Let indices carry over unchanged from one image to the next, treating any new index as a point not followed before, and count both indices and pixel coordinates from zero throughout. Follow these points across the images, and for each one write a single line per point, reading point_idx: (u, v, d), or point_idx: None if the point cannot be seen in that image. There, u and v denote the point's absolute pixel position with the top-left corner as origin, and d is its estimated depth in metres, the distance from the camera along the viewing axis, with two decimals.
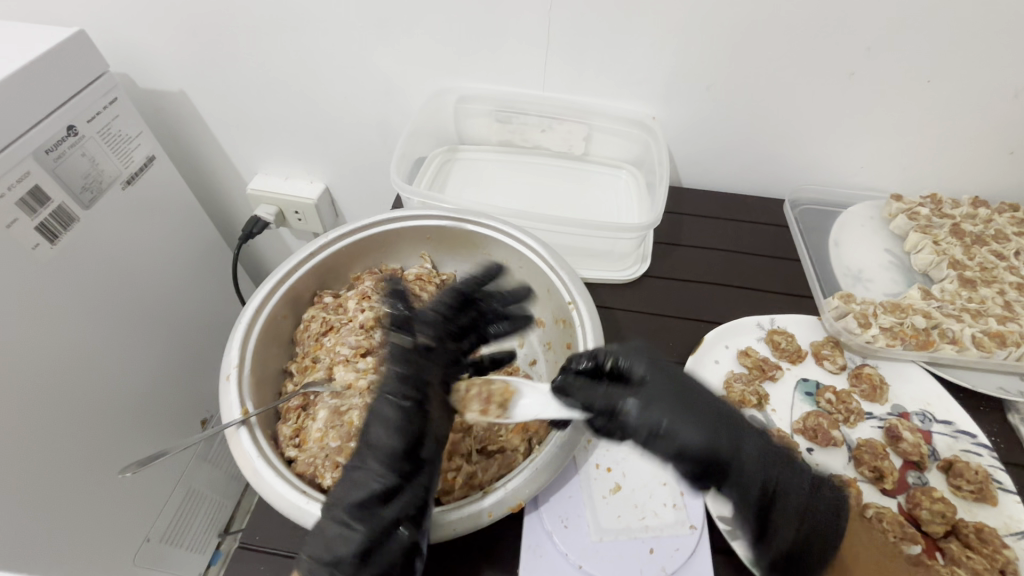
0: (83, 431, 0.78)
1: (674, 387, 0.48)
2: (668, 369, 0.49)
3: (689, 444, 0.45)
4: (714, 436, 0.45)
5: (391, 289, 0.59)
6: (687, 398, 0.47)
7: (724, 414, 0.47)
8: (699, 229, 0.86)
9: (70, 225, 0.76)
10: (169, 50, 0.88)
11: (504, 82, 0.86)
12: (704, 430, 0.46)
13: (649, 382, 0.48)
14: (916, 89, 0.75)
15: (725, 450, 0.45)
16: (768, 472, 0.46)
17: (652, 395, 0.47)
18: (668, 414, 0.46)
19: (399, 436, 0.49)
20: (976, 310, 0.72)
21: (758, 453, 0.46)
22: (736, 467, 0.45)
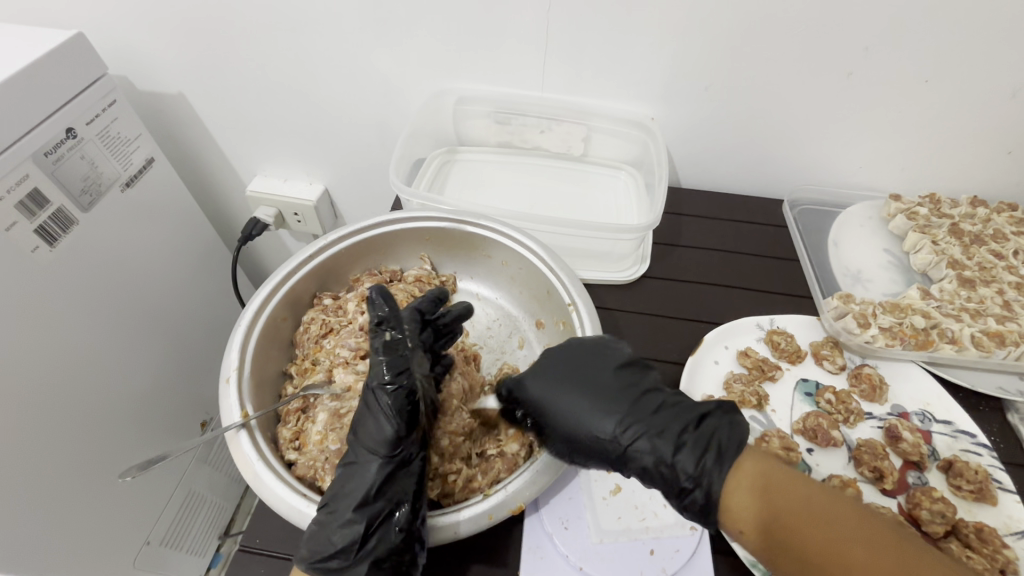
0: (83, 434, 0.78)
1: (563, 385, 0.54)
2: (556, 364, 0.56)
3: (578, 435, 0.51)
4: (597, 420, 0.51)
5: (377, 293, 0.54)
6: (583, 388, 0.53)
7: (611, 394, 0.52)
8: (698, 229, 0.86)
9: (70, 228, 0.76)
10: (168, 53, 0.88)
11: (502, 83, 0.87)
12: (590, 414, 0.52)
13: (543, 387, 0.54)
14: (914, 89, 0.75)
15: (609, 428, 0.50)
16: (651, 437, 0.49)
17: (547, 396, 0.54)
18: (564, 408, 0.53)
19: (392, 425, 0.49)
20: (974, 309, 0.72)
21: (634, 419, 0.50)
22: (617, 446, 0.50)
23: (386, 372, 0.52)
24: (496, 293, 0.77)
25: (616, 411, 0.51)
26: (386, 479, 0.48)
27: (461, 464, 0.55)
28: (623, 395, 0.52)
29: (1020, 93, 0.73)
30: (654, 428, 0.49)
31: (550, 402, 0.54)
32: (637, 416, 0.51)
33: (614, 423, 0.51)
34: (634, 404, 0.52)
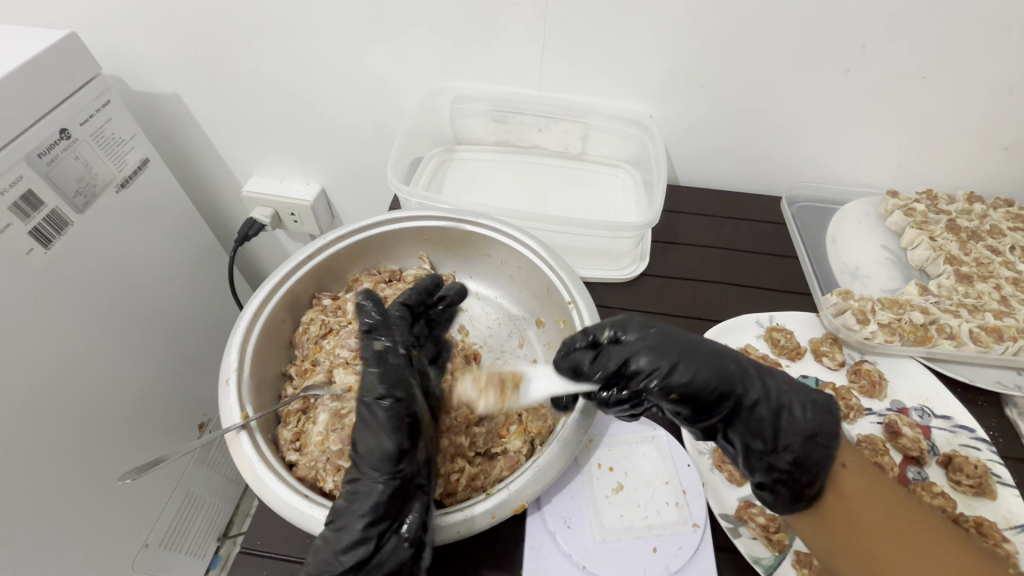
0: (80, 436, 0.78)
1: (671, 333, 0.52)
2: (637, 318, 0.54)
3: (700, 372, 0.49)
4: (712, 366, 0.49)
5: (367, 298, 0.58)
6: (676, 337, 0.51)
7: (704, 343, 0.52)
8: (697, 227, 0.86)
9: (64, 229, 0.75)
10: (163, 54, 0.88)
11: (499, 82, 0.86)
12: (703, 357, 0.50)
13: (640, 333, 0.52)
14: (911, 85, 0.75)
15: (729, 374, 0.49)
16: (755, 381, 0.50)
17: (649, 338, 0.51)
18: (675, 350, 0.50)
19: (392, 440, 0.47)
20: (972, 305, 0.73)
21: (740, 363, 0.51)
22: (735, 390, 0.49)
23: (378, 385, 0.51)
24: (496, 292, 0.77)
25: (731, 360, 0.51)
26: (392, 496, 0.46)
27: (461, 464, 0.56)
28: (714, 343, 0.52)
29: (1016, 89, 0.73)
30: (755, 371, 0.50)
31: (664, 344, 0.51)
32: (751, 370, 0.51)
33: (729, 364, 0.50)
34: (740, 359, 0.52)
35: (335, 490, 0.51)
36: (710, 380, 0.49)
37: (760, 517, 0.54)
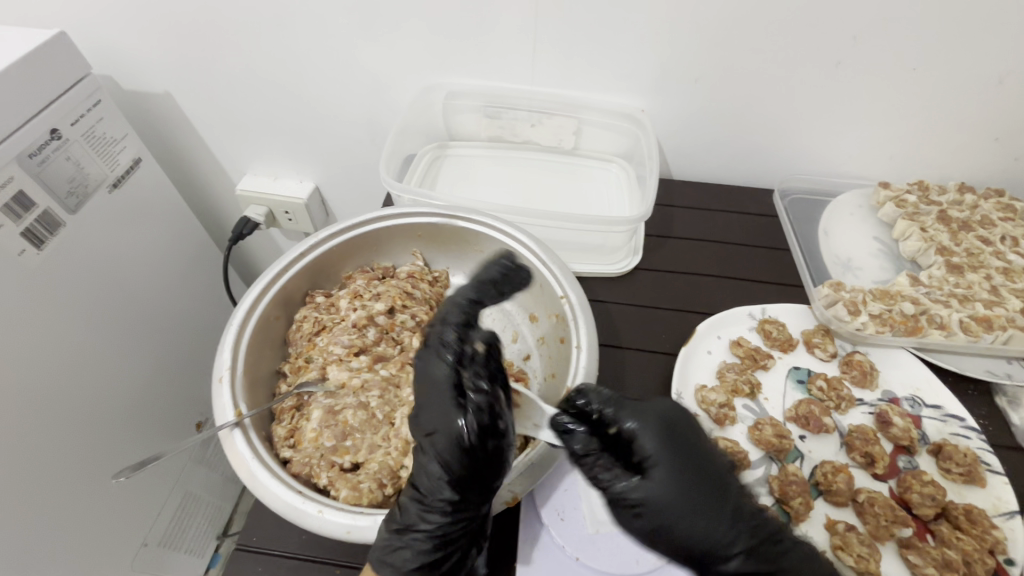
0: (77, 436, 0.78)
1: (684, 467, 0.46)
2: (667, 425, 0.48)
3: (685, 528, 0.44)
4: (712, 518, 0.44)
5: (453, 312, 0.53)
6: (694, 473, 0.46)
7: (720, 483, 0.46)
8: (690, 220, 0.86)
9: (57, 230, 0.75)
10: (153, 53, 0.87)
11: (491, 77, 0.86)
12: (705, 512, 0.44)
13: (655, 448, 0.47)
14: (902, 77, 0.75)
15: (717, 546, 0.44)
16: (755, 547, 0.44)
17: (659, 460, 0.46)
18: (674, 493, 0.45)
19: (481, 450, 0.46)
20: (963, 295, 0.73)
21: (757, 529, 0.44)
22: (724, 556, 0.43)
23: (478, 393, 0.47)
24: None
25: (739, 524, 0.44)
26: (459, 495, 0.47)
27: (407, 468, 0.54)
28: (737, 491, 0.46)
29: (1006, 79, 0.74)
30: (763, 537, 0.44)
31: (661, 479, 0.45)
32: (760, 540, 0.44)
33: (731, 527, 0.44)
34: (756, 520, 0.45)
35: (330, 485, 0.52)
36: (690, 536, 0.44)
37: None
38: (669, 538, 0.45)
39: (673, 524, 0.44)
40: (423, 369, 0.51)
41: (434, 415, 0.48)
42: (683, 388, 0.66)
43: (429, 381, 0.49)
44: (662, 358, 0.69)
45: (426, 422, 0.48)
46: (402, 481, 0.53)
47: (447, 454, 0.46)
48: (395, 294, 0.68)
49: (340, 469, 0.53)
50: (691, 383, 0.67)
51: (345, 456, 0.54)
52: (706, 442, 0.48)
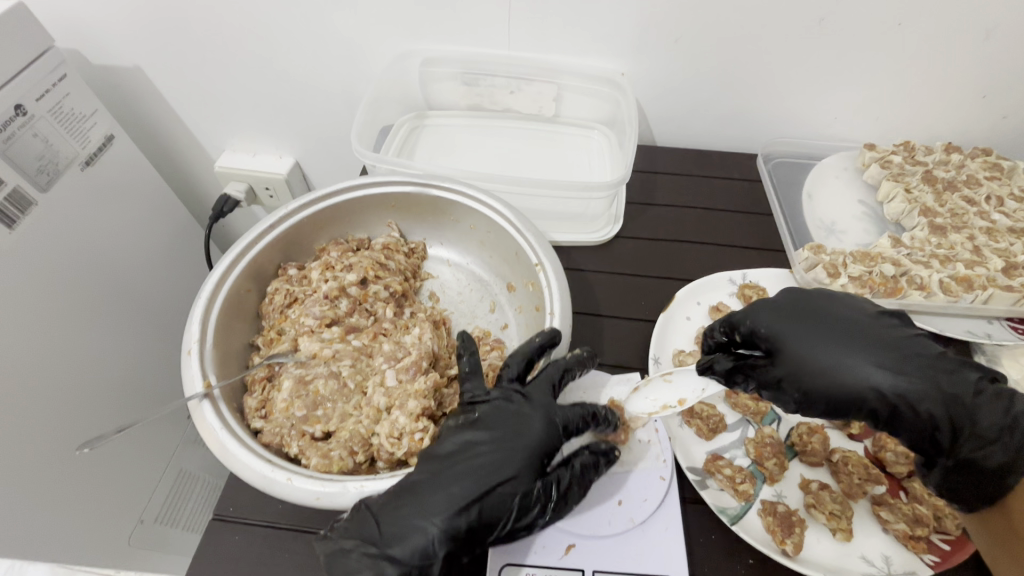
0: (63, 412, 0.77)
1: (805, 331, 0.52)
2: (794, 303, 0.55)
3: (908, 382, 0.49)
4: (879, 360, 0.50)
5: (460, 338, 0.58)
6: (826, 331, 0.52)
7: (883, 338, 0.52)
8: (671, 186, 0.85)
9: (28, 209, 0.74)
10: (118, 25, 0.84)
11: (466, 42, 0.84)
12: (889, 358, 0.50)
13: (781, 326, 0.53)
14: (889, 33, 0.73)
15: (942, 389, 0.49)
16: (935, 391, 0.49)
17: (789, 331, 0.53)
18: (822, 352, 0.51)
19: (481, 473, 0.48)
20: (944, 255, 0.73)
21: (910, 370, 0.50)
22: (960, 398, 0.48)
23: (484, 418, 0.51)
24: (466, 258, 0.76)
25: (876, 362, 0.50)
26: (471, 536, 0.46)
27: (370, 431, 0.54)
28: (888, 337, 0.52)
29: (993, 34, 0.72)
30: (959, 382, 0.49)
31: (794, 351, 0.52)
32: (900, 373, 0.49)
33: (875, 368, 0.50)
34: (899, 358, 0.50)
35: (301, 454, 0.52)
36: (841, 386, 0.50)
37: (726, 469, 0.55)
38: (831, 399, 0.50)
39: (841, 384, 0.50)
40: (501, 407, 0.52)
41: (514, 456, 0.49)
42: (660, 353, 0.65)
43: (522, 431, 0.51)
44: (640, 325, 0.69)
45: (489, 460, 0.49)
46: (373, 448, 0.54)
47: (500, 497, 0.48)
48: (367, 264, 0.67)
49: (311, 438, 0.54)
50: (669, 347, 0.66)
51: (316, 425, 0.54)
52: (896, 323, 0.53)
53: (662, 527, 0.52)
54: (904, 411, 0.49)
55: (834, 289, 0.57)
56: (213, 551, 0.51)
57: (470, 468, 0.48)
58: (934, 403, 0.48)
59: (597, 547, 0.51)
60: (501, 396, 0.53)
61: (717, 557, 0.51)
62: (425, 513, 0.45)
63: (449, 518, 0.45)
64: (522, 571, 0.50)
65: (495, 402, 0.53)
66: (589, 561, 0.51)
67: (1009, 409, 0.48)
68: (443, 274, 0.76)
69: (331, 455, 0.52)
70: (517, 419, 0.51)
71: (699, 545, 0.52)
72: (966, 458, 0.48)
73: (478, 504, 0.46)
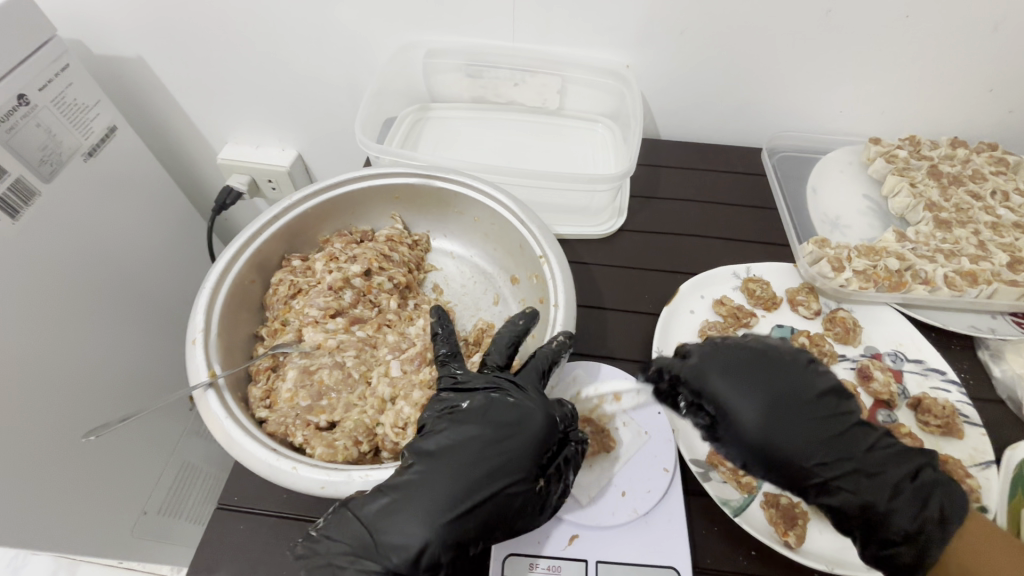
0: (66, 403, 0.77)
1: (754, 398, 0.50)
2: (748, 365, 0.52)
3: (835, 465, 0.48)
4: (816, 440, 0.49)
5: (436, 318, 0.59)
6: (776, 405, 0.50)
7: (823, 418, 0.50)
8: (675, 180, 0.85)
9: (32, 200, 0.74)
10: (120, 16, 0.84)
11: (470, 34, 0.83)
12: (826, 441, 0.49)
13: (730, 390, 0.51)
14: (896, 25, 0.72)
15: (868, 478, 0.48)
16: (857, 477, 0.48)
17: (736, 400, 0.50)
18: (757, 427, 0.49)
19: (476, 474, 0.47)
20: (949, 250, 0.73)
21: (842, 454, 0.49)
22: (881, 494, 0.47)
23: (473, 414, 0.50)
24: (469, 251, 0.76)
25: (813, 442, 0.49)
26: (476, 538, 0.45)
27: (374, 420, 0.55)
28: (826, 419, 0.50)
29: (1002, 26, 0.71)
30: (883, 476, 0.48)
31: (739, 416, 0.50)
32: (833, 456, 0.48)
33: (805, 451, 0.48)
34: (837, 444, 0.49)
35: (305, 444, 0.52)
36: (769, 461, 0.49)
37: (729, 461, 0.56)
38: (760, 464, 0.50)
39: (774, 455, 0.49)
40: (495, 400, 0.51)
41: (512, 453, 0.48)
42: (663, 347, 0.65)
43: (519, 426, 0.50)
44: (644, 318, 0.69)
45: (485, 460, 0.47)
46: (378, 438, 0.54)
47: (504, 496, 0.47)
48: (371, 256, 0.67)
49: (316, 428, 0.54)
50: (672, 341, 0.66)
51: (321, 415, 0.54)
52: (844, 403, 0.51)
53: (665, 518, 0.52)
54: (814, 489, 0.49)
55: (791, 354, 0.54)
56: (219, 540, 0.51)
57: (466, 469, 0.47)
58: (853, 488, 0.48)
59: (600, 538, 0.52)
60: (493, 386, 0.52)
61: (720, 549, 0.52)
62: (423, 518, 0.44)
63: (448, 522, 0.44)
64: (526, 560, 0.50)
65: (489, 394, 0.52)
66: (592, 552, 0.51)
67: (924, 510, 0.47)
68: (446, 266, 0.76)
69: (335, 445, 0.52)
70: (505, 416, 0.50)
71: (702, 535, 0.52)
72: (877, 555, 0.47)
73: (480, 504, 0.46)
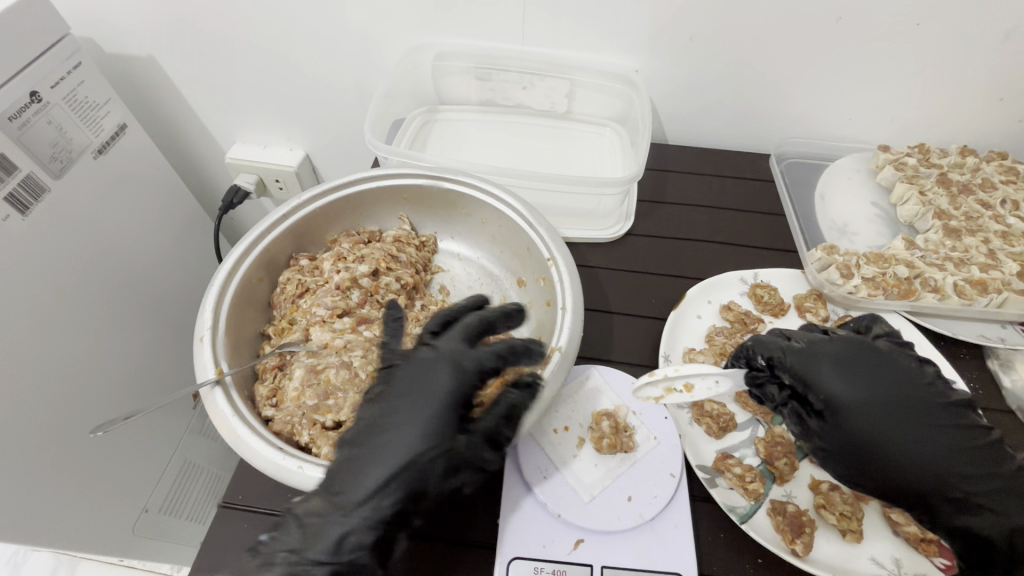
0: (69, 396, 0.77)
1: (868, 390, 0.50)
2: (858, 358, 0.52)
3: (949, 463, 0.48)
4: (931, 436, 0.49)
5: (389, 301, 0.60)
6: (892, 399, 0.50)
7: (940, 419, 0.50)
8: (682, 185, 0.84)
9: (42, 196, 0.74)
10: (134, 17, 0.85)
11: (480, 37, 0.84)
12: (937, 437, 0.49)
13: (843, 386, 0.50)
14: (906, 33, 0.72)
15: (977, 477, 0.48)
16: (968, 476, 0.48)
17: (850, 394, 0.50)
18: (872, 420, 0.49)
19: (392, 446, 0.46)
20: (958, 259, 0.72)
21: (955, 452, 0.49)
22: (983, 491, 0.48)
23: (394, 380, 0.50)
24: (476, 253, 0.76)
25: (926, 437, 0.49)
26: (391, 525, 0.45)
27: None
28: (943, 422, 0.50)
29: (1013, 35, 0.71)
30: (982, 472, 0.48)
31: (854, 411, 0.50)
32: (947, 454, 0.48)
33: (927, 451, 0.49)
34: (949, 439, 0.49)
35: (311, 443, 0.53)
36: (882, 456, 0.49)
37: (736, 467, 0.55)
38: (873, 459, 0.49)
39: (890, 451, 0.49)
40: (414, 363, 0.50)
41: (426, 422, 0.47)
42: (671, 352, 0.65)
43: (427, 384, 0.48)
44: (652, 323, 0.69)
45: (397, 429, 0.47)
46: None
47: (426, 464, 0.46)
48: (379, 257, 0.67)
49: (322, 427, 0.54)
50: (679, 346, 0.66)
51: (327, 415, 0.54)
52: (946, 405, 0.51)
53: (671, 524, 0.52)
54: (917, 488, 0.48)
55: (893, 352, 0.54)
56: (222, 539, 0.51)
57: (393, 444, 0.46)
58: (963, 485, 0.48)
59: (605, 543, 0.51)
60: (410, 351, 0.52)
61: (727, 556, 0.51)
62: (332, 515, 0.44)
63: (357, 512, 0.44)
64: (532, 565, 0.50)
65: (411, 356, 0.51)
66: (599, 557, 0.50)
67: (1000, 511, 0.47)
68: (453, 267, 0.76)
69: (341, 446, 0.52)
70: (416, 377, 0.49)
71: (709, 543, 0.52)
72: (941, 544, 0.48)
73: (401, 478, 0.45)
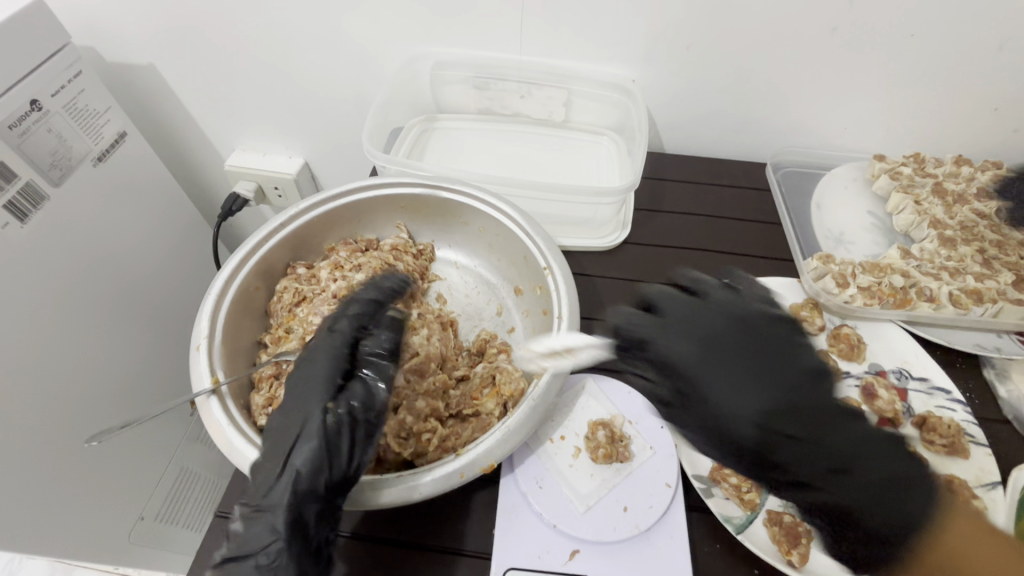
0: (65, 404, 0.77)
1: (745, 374, 0.48)
2: (737, 340, 0.50)
3: (826, 454, 0.45)
4: (807, 423, 0.46)
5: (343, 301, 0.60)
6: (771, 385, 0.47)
7: (798, 394, 0.47)
8: (679, 194, 0.85)
9: (40, 203, 0.74)
10: (136, 27, 0.86)
11: (478, 47, 0.84)
12: (818, 424, 0.46)
13: (715, 370, 0.48)
14: (900, 44, 0.73)
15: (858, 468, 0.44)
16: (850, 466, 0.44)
17: (723, 380, 0.48)
18: (748, 406, 0.47)
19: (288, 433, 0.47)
20: (954, 268, 0.73)
21: (837, 441, 0.45)
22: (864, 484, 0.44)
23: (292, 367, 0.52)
24: (474, 261, 0.77)
25: (802, 423, 0.46)
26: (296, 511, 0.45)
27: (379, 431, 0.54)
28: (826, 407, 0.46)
29: (1007, 45, 0.71)
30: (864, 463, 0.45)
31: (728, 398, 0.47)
32: (824, 444, 0.45)
33: (805, 439, 0.45)
34: (831, 428, 0.46)
35: None
36: (755, 445, 0.46)
37: (731, 478, 0.55)
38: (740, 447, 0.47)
39: (760, 439, 0.46)
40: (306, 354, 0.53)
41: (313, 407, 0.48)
42: None
43: (314, 370, 0.51)
44: None
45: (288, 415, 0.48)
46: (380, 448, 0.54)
47: (310, 451, 0.46)
48: (376, 265, 0.68)
49: None
50: None
51: None
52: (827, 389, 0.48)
53: (667, 534, 0.52)
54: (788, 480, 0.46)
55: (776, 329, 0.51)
56: (216, 549, 0.51)
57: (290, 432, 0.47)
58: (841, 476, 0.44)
59: (601, 553, 0.51)
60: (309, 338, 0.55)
61: (722, 567, 0.51)
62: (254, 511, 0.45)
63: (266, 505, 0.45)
64: None
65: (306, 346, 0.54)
66: (594, 568, 0.50)
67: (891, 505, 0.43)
68: (450, 276, 0.76)
69: None
70: (306, 363, 0.52)
71: (705, 553, 0.52)
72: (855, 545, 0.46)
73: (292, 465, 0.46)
